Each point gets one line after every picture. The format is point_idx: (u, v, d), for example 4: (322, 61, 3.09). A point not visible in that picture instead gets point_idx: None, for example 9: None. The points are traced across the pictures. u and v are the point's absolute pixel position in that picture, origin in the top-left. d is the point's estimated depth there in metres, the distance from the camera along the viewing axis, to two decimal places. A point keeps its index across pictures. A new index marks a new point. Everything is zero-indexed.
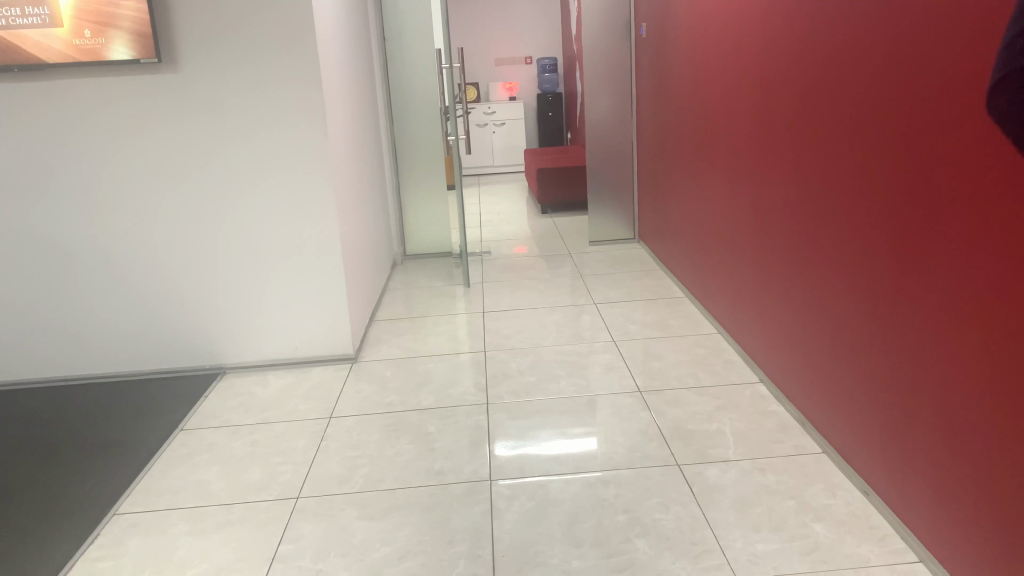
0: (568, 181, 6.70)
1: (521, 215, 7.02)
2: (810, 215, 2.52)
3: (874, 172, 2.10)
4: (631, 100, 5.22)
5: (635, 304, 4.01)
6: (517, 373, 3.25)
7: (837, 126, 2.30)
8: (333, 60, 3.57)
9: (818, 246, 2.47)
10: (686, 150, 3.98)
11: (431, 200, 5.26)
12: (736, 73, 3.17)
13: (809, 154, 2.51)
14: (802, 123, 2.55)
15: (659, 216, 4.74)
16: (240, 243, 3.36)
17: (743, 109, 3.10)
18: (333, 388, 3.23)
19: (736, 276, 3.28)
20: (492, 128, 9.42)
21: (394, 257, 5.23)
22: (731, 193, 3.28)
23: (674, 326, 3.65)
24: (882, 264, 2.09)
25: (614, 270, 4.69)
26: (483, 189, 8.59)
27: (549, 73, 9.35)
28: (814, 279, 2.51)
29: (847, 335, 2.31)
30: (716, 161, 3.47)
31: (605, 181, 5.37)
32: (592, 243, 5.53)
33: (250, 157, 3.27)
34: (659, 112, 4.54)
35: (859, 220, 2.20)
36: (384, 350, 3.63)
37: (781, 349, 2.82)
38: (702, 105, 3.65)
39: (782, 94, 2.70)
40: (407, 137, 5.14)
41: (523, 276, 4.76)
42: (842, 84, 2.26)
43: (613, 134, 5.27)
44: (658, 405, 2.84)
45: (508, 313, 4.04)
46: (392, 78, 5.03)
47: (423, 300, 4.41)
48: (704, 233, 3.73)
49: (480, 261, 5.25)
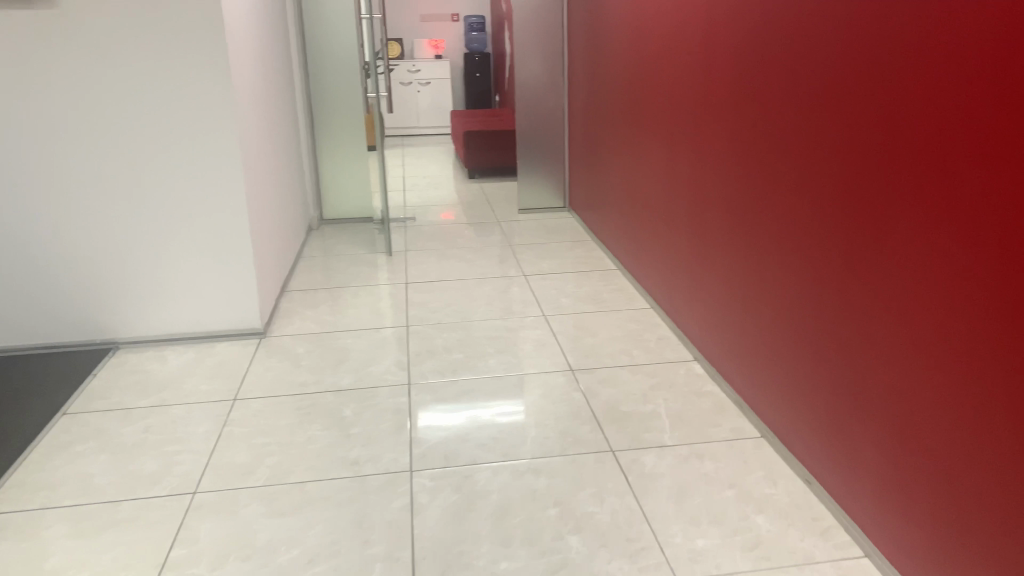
0: (497, 145, 6.47)
1: (447, 180, 6.76)
2: (755, 189, 2.37)
3: (825, 143, 1.95)
4: (563, 62, 5.00)
5: (566, 277, 3.85)
6: (442, 351, 3.05)
7: (786, 94, 2.14)
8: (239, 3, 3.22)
9: (762, 222, 2.33)
10: (621, 117, 3.80)
11: (352, 162, 4.94)
12: (676, 35, 2.98)
13: (753, 124, 2.35)
14: (747, 89, 2.38)
15: (591, 184, 4.58)
16: (132, 204, 3.01)
17: (684, 73, 2.92)
18: (239, 366, 2.96)
19: (673, 250, 3.15)
20: (417, 87, 9.06)
21: (310, 222, 4.92)
22: (670, 162, 3.12)
23: (607, 300, 3.51)
24: (831, 243, 1.95)
25: (544, 240, 4.52)
26: (408, 151, 8.26)
27: (476, 32, 9.07)
28: (758, 256, 2.37)
29: (793, 317, 2.18)
30: (653, 128, 3.31)
31: (536, 146, 5.16)
32: (521, 211, 5.33)
33: (143, 108, 2.91)
34: (593, 76, 4.34)
35: (808, 195, 2.05)
36: (297, 324, 3.36)
37: (719, 327, 2.70)
38: (639, 69, 3.47)
39: (726, 57, 2.53)
40: (324, 93, 4.80)
41: (450, 244, 4.54)
42: (790, 48, 2.10)
43: (544, 97, 5.06)
44: (590, 385, 2.69)
45: (433, 284, 3.81)
46: (308, 28, 4.67)
47: (343, 269, 4.13)
48: (639, 204, 3.58)
49: (403, 228, 4.99)
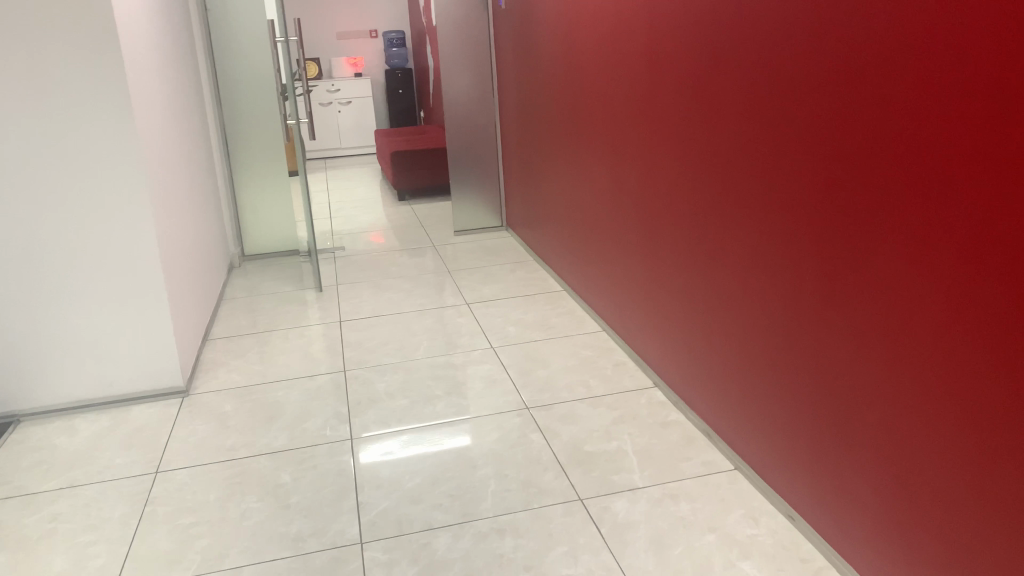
0: (425, 165, 6.26)
1: (375, 203, 6.52)
2: (712, 204, 2.21)
3: (789, 154, 1.80)
4: (492, 77, 4.84)
5: (511, 302, 3.68)
6: (385, 397, 2.83)
7: (742, 102, 1.98)
8: (140, 32, 2.94)
9: (723, 240, 2.18)
10: (558, 133, 3.65)
11: (274, 193, 4.66)
12: (615, 46, 2.84)
13: (707, 136, 2.20)
14: (698, 99, 2.23)
15: (529, 203, 4.43)
16: (26, 258, 2.68)
17: (626, 85, 2.77)
18: (159, 433, 2.66)
19: (625, 270, 2.99)
20: (337, 107, 8.77)
21: (232, 259, 4.61)
22: (617, 178, 2.96)
23: (556, 326, 3.35)
24: (803, 261, 1.79)
25: (483, 263, 4.34)
26: (331, 174, 7.97)
27: (397, 48, 8.96)
28: (721, 277, 2.21)
29: (763, 341, 2.03)
30: (595, 144, 3.16)
31: (468, 165, 4.98)
32: (458, 233, 5.13)
33: (33, 153, 2.59)
34: (525, 91, 4.18)
35: (773, 210, 1.90)
36: (222, 378, 3.09)
37: (680, 351, 2.55)
38: (575, 82, 3.32)
39: (672, 67, 2.38)
40: (240, 121, 4.52)
41: (384, 274, 4.31)
42: (745, 53, 1.94)
43: (474, 115, 4.89)
44: (549, 424, 2.51)
45: (370, 321, 3.58)
46: (218, 53, 4.38)
47: (270, 310, 3.86)
48: (583, 223, 3.44)
49: (333, 259, 4.74)
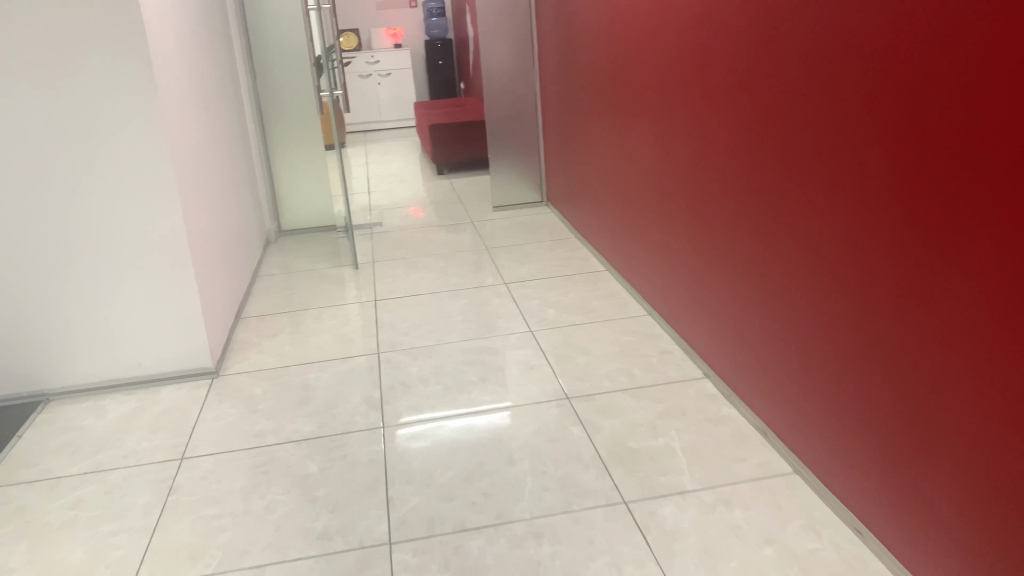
0: (464, 137, 6.09)
1: (414, 177, 6.38)
2: (763, 186, 2.04)
3: (850, 133, 1.62)
4: (532, 46, 4.64)
5: (550, 282, 3.52)
6: (419, 382, 2.70)
7: (797, 75, 1.80)
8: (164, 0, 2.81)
9: (774, 225, 2.01)
10: (601, 105, 3.45)
11: (309, 167, 4.55)
12: (661, 14, 2.63)
13: (759, 111, 2.01)
14: (749, 71, 2.04)
15: (570, 178, 4.25)
16: (53, 233, 2.61)
17: (672, 56, 2.57)
18: (187, 416, 2.58)
19: (670, 253, 2.81)
20: (377, 79, 8.63)
21: (267, 235, 4.52)
22: (661, 154, 2.78)
23: (598, 309, 3.18)
24: (863, 253, 1.63)
25: (522, 240, 4.18)
26: (370, 147, 7.85)
27: (436, 17, 8.68)
28: (772, 265, 2.05)
29: (816, 337, 1.87)
30: (640, 118, 2.96)
31: (507, 138, 4.81)
32: (496, 208, 4.98)
33: (56, 126, 2.50)
34: (567, 60, 3.98)
35: (830, 195, 1.72)
36: (253, 359, 2.99)
37: (731, 341, 2.38)
38: (619, 50, 3.12)
39: (721, 37, 2.18)
40: (274, 93, 4.40)
41: (421, 251, 4.18)
42: (802, 19, 1.75)
43: (513, 86, 4.70)
44: (590, 417, 2.37)
45: (405, 300, 3.45)
46: (251, 23, 4.25)
47: (305, 288, 3.76)
48: (626, 200, 3.25)
49: (369, 235, 4.62)
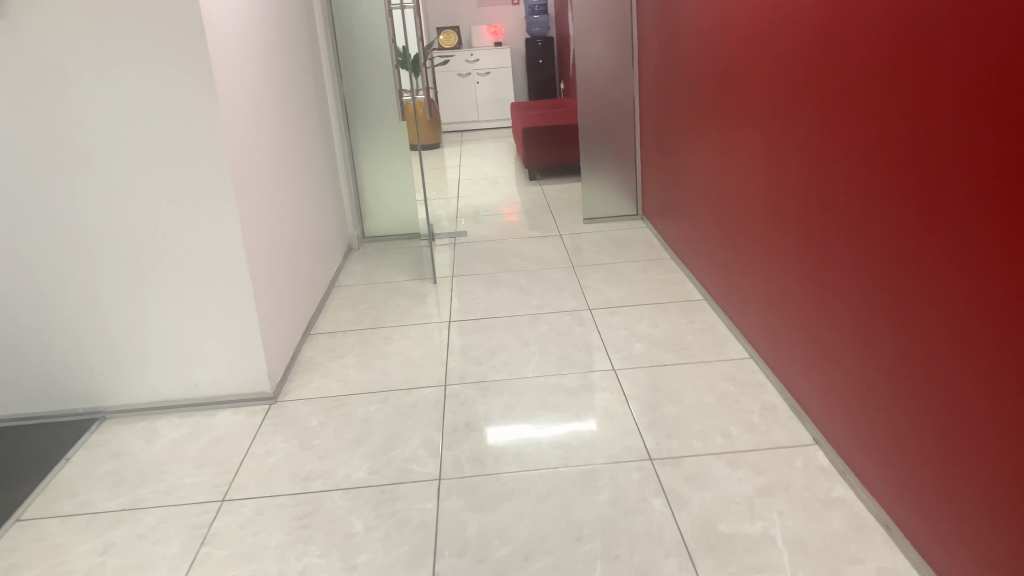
0: (557, 141, 5.79)
1: (505, 181, 6.13)
2: (867, 213, 1.81)
3: (982, 167, 1.37)
4: (632, 47, 4.29)
5: (640, 310, 3.18)
6: (484, 425, 2.43)
7: (918, 91, 1.54)
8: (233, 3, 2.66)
9: (877, 257, 1.78)
10: (703, 116, 3.09)
11: (392, 172, 4.35)
12: (775, 20, 2.28)
13: (868, 130, 1.77)
14: (860, 82, 1.78)
15: (667, 191, 3.89)
16: (112, 247, 2.49)
17: (785, 67, 2.22)
18: (237, 448, 2.40)
19: (776, 291, 2.46)
20: (475, 78, 8.44)
21: (348, 241, 4.32)
22: (759, 166, 2.50)
23: (691, 346, 2.83)
24: (986, 307, 1.40)
25: (613, 259, 3.85)
26: (464, 148, 7.66)
27: (538, 15, 8.38)
28: (873, 301, 1.83)
29: (922, 390, 1.65)
30: (744, 136, 2.62)
31: (602, 146, 4.48)
32: (587, 220, 4.66)
33: (116, 136, 2.38)
34: (667, 64, 3.63)
35: (948, 235, 1.49)
36: (315, 384, 2.80)
37: (844, 403, 2.05)
38: (724, 56, 2.77)
39: (846, 51, 1.84)
40: (359, 95, 4.22)
41: (503, 265, 3.91)
42: (931, 24, 1.48)
43: (610, 90, 4.37)
44: (676, 487, 2.05)
45: (480, 323, 3.17)
46: (338, 22, 4.10)
47: (378, 299, 3.54)
48: (728, 224, 2.89)
49: (452, 244, 4.37)
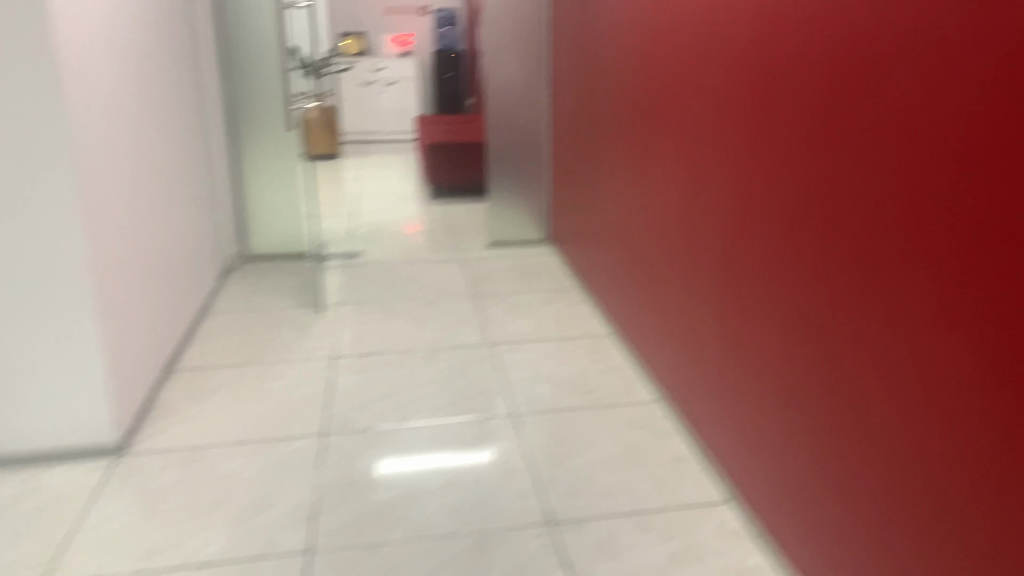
0: (463, 160, 5.55)
1: (407, 198, 5.84)
2: (797, 257, 1.63)
3: (931, 222, 1.20)
4: (545, 67, 4.09)
5: (544, 346, 2.96)
6: (366, 483, 2.15)
7: (861, 128, 1.37)
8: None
9: (808, 308, 1.60)
10: (619, 142, 2.91)
11: (281, 187, 4.00)
12: (698, 54, 2.12)
13: (801, 167, 1.59)
14: (795, 113, 1.60)
15: (577, 219, 3.71)
16: None
17: (707, 107, 2.06)
18: (68, 515, 2.03)
19: (692, 338, 2.29)
20: (379, 88, 8.12)
21: (228, 261, 3.93)
22: (677, 201, 2.33)
23: (597, 388, 2.63)
24: (930, 379, 1.23)
25: (518, 288, 3.64)
26: (366, 161, 7.31)
27: (447, 27, 8.16)
28: (800, 354, 1.65)
29: (850, 459, 1.49)
30: (663, 173, 2.45)
31: (509, 168, 4.28)
32: (492, 245, 4.44)
33: None
34: (582, 85, 3.46)
35: (887, 294, 1.32)
36: (173, 433, 2.44)
37: (761, 462, 1.88)
38: (644, 85, 2.60)
39: (777, 97, 1.67)
40: (247, 103, 3.86)
41: (399, 292, 3.63)
42: (879, 55, 1.30)
43: (519, 110, 4.18)
44: (580, 556, 1.83)
45: (369, 359, 2.88)
46: (227, 20, 3.73)
47: (257, 329, 3.19)
48: (642, 260, 2.71)
49: (344, 267, 4.05)
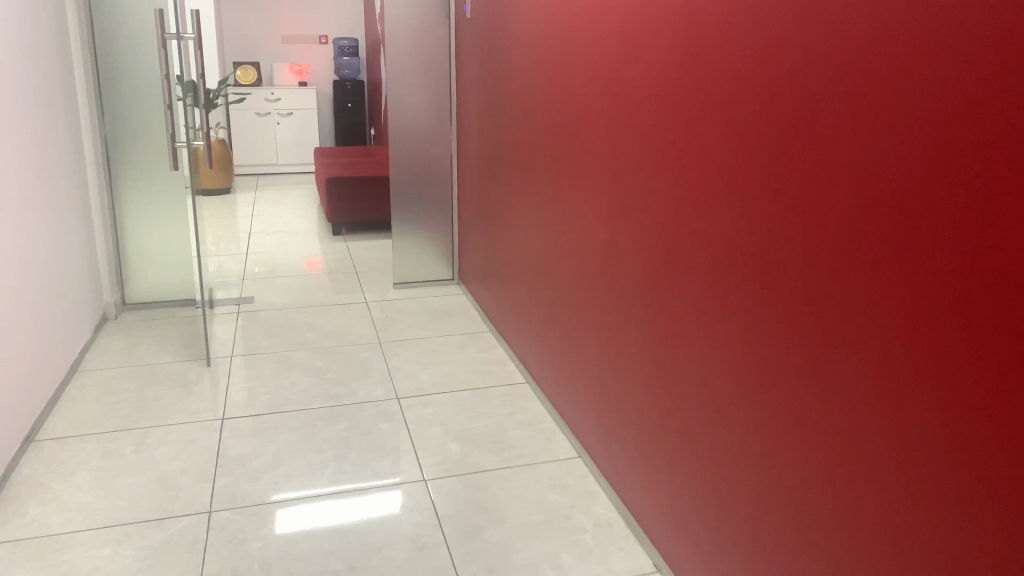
0: (365, 195, 5.34)
1: (306, 235, 5.56)
2: (724, 302, 1.53)
3: (869, 271, 1.11)
4: (450, 100, 3.98)
5: (455, 398, 2.78)
6: (260, 569, 1.89)
7: (792, 168, 1.28)
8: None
9: (735, 357, 1.51)
10: (532, 183, 2.80)
11: (164, 228, 3.68)
12: (613, 99, 2.03)
13: (723, 213, 1.51)
14: (720, 151, 1.51)
15: (487, 259, 3.58)
16: None
17: (621, 162, 2.01)
18: None
19: (611, 392, 2.19)
20: (276, 119, 7.80)
21: (104, 310, 3.57)
22: (590, 258, 2.28)
23: (513, 444, 2.47)
24: (869, 440, 1.14)
25: (426, 333, 3.45)
26: (262, 195, 6.98)
27: (347, 57, 7.97)
28: (728, 406, 1.55)
29: (782, 522, 1.38)
30: (579, 220, 2.35)
31: (414, 205, 4.10)
32: (398, 285, 4.25)
33: None
34: (492, 123, 3.33)
35: (823, 345, 1.23)
36: (32, 517, 2.08)
37: (690, 528, 1.76)
38: (557, 127, 2.50)
39: (685, 164, 1.66)
40: (125, 138, 3.54)
41: (297, 341, 3.37)
42: (810, 91, 1.22)
43: (425, 146, 4.02)
44: None
45: (263, 420, 2.62)
46: (102, 47, 3.41)
47: (135, 388, 2.87)
48: (559, 307, 2.59)
49: (237, 313, 3.76)
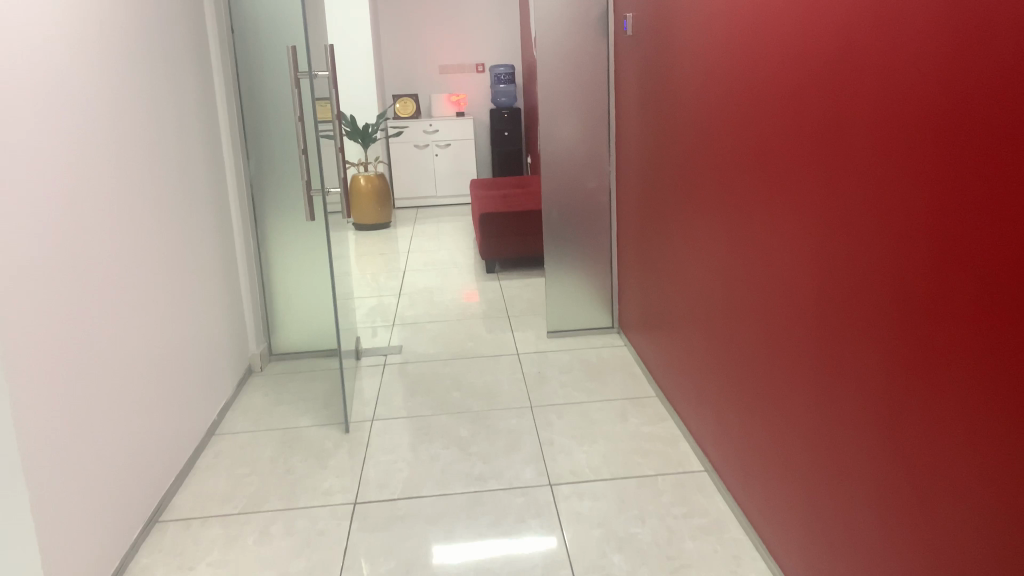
0: (519, 230, 5.01)
1: (459, 272, 5.32)
2: (852, 307, 1.45)
3: (1013, 324, 1.02)
4: (609, 129, 3.56)
5: (617, 488, 2.33)
6: None
7: (956, 177, 1.12)
8: (30, 51, 1.80)
9: (880, 380, 1.37)
10: (701, 224, 2.35)
11: (310, 275, 3.52)
12: (796, 129, 1.64)
13: (908, 264, 1.25)
14: (912, 180, 1.22)
15: (649, 309, 3.12)
16: None
17: (793, 203, 1.68)
18: None
19: (791, 475, 1.81)
20: (435, 150, 7.72)
21: (250, 361, 3.45)
22: (751, 311, 1.99)
23: (691, 560, 1.98)
24: (999, 500, 1.07)
25: (584, 395, 3.02)
26: (419, 228, 6.86)
27: (504, 84, 7.79)
28: (857, 417, 1.47)
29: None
30: (750, 268, 1.98)
31: (571, 245, 3.70)
32: (552, 334, 3.85)
33: None
34: (653, 153, 2.88)
35: (1011, 383, 1.04)
36: None
37: None
38: (729, 159, 2.07)
39: (859, 211, 1.40)
40: (269, 185, 3.41)
41: (441, 402, 3.05)
42: (991, 94, 1.03)
43: (581, 180, 3.62)
44: None
45: (397, 508, 2.29)
46: (245, 93, 3.30)
47: (270, 457, 2.64)
48: (734, 374, 2.16)
49: (381, 366, 3.51)
